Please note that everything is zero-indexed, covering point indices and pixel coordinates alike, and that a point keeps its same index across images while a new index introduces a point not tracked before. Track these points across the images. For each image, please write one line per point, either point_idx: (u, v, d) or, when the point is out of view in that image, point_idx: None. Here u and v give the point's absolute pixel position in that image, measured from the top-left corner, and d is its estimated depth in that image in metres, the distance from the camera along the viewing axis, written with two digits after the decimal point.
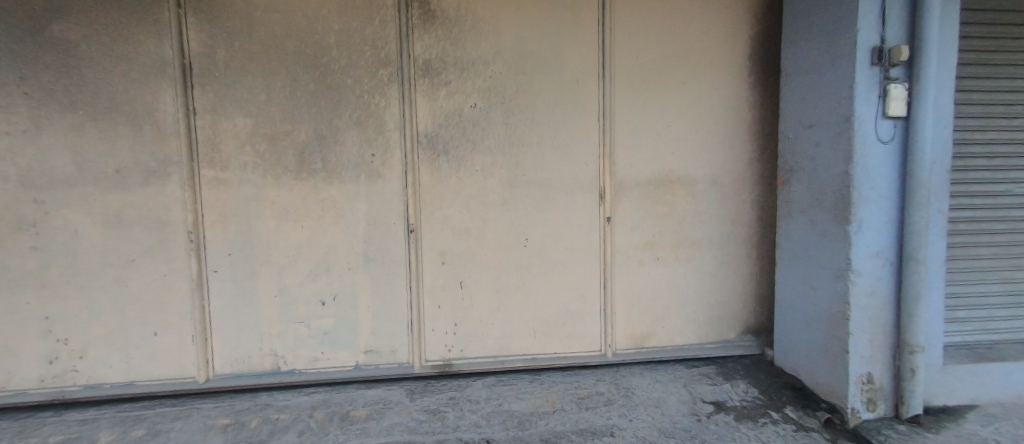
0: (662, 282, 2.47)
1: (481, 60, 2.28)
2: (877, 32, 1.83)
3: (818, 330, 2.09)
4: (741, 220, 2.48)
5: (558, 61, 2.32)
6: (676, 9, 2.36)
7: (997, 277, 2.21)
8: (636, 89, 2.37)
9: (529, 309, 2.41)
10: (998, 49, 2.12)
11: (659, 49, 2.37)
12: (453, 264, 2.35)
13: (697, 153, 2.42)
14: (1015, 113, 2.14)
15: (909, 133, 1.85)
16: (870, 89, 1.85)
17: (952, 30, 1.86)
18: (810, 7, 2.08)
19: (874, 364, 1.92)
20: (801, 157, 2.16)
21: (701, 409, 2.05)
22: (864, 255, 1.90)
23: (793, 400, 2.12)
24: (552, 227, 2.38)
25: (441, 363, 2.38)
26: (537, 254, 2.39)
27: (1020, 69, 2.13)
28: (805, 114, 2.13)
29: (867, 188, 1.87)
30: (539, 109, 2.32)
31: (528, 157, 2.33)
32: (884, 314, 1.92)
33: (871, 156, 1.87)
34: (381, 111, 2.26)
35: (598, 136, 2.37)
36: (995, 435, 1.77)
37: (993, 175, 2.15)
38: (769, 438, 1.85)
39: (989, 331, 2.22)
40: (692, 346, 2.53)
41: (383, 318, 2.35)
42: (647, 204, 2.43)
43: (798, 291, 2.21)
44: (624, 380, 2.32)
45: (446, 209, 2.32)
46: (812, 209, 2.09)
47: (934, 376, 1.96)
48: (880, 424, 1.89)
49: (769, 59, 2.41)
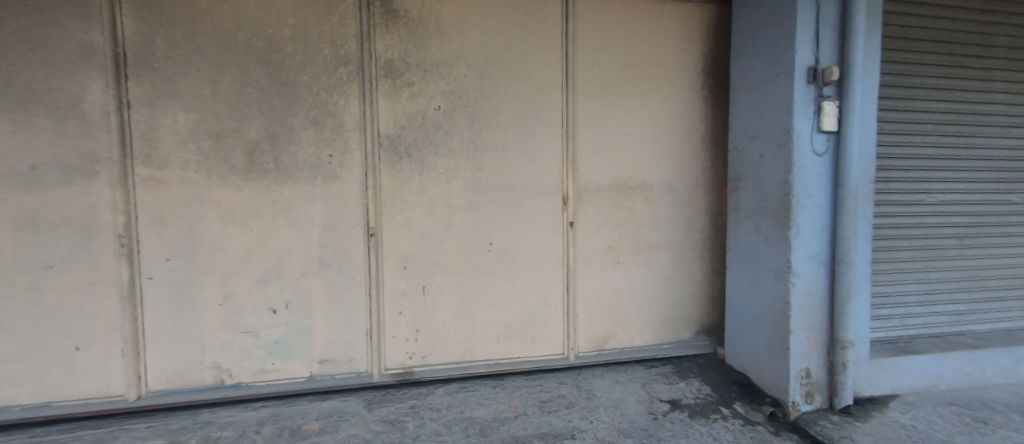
0: (622, 285, 2.55)
1: (445, 63, 2.26)
2: (812, 53, 2.00)
3: (763, 328, 2.23)
4: (695, 226, 2.60)
5: (522, 67, 2.34)
6: (635, 22, 2.46)
7: (913, 277, 2.46)
8: (598, 97, 2.44)
9: (493, 314, 2.40)
10: (913, 73, 2.37)
11: (619, 59, 2.45)
12: (414, 269, 2.30)
13: (654, 161, 2.53)
14: (926, 130, 2.40)
15: (839, 146, 2.03)
16: (806, 105, 2.01)
17: (875, 55, 2.07)
18: (754, 27, 2.24)
19: (811, 359, 2.08)
20: (747, 167, 2.31)
21: (658, 408, 2.12)
22: (802, 258, 2.05)
23: (741, 395, 2.24)
24: (516, 231, 2.39)
25: (401, 371, 2.32)
26: (501, 258, 2.38)
27: (930, 92, 2.40)
28: (750, 127, 2.28)
29: (805, 197, 2.03)
30: (503, 113, 2.33)
31: (493, 161, 2.33)
32: (819, 312, 2.09)
33: (808, 167, 2.03)
34: (339, 111, 2.18)
35: (561, 142, 2.41)
36: (913, 420, 1.96)
37: (908, 186, 2.40)
38: (720, 433, 1.94)
39: (907, 326, 2.46)
40: (650, 347, 2.61)
41: (339, 325, 2.25)
42: (608, 209, 2.50)
43: (745, 292, 2.35)
44: (585, 382, 2.36)
45: (408, 212, 2.27)
46: (757, 216, 2.24)
47: (862, 369, 2.15)
48: (817, 415, 2.05)
49: (719, 75, 2.56)
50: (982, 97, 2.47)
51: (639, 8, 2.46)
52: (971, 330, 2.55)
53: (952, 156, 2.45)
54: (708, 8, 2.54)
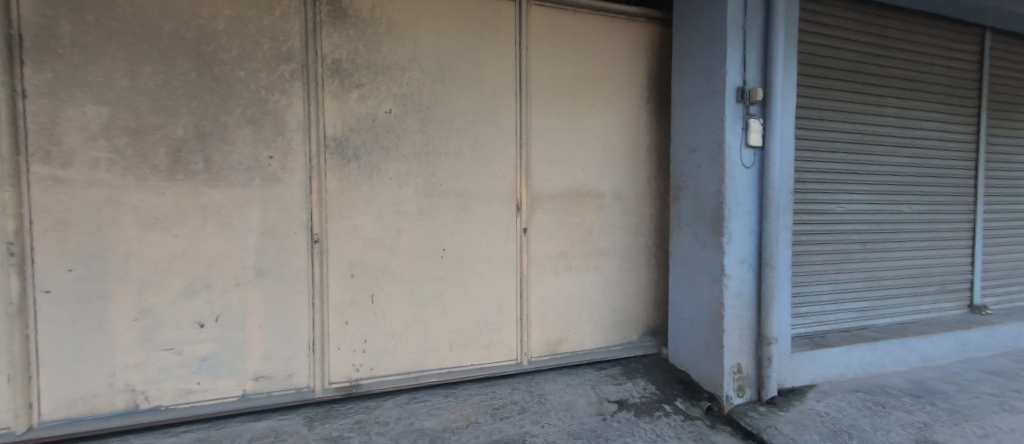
0: (573, 290, 2.61)
1: (397, 65, 2.22)
2: (739, 75, 2.21)
3: (701, 328, 2.38)
4: (641, 232, 2.74)
5: (476, 74, 2.35)
6: (586, 36, 2.56)
7: (826, 278, 2.76)
8: (551, 107, 2.50)
9: (445, 321, 2.36)
10: (824, 97, 2.68)
11: (571, 71, 2.54)
12: (362, 277, 2.21)
13: (604, 170, 2.63)
14: (835, 148, 2.72)
15: (764, 160, 2.24)
16: (735, 122, 2.21)
17: (792, 79, 2.31)
18: (691, 49, 2.42)
19: (742, 355, 2.26)
20: (685, 177, 2.47)
21: (606, 409, 2.19)
22: (734, 261, 2.23)
23: (682, 392, 2.37)
24: (469, 238, 2.37)
25: (347, 385, 2.21)
26: (454, 265, 2.36)
27: (837, 114, 2.72)
28: (688, 141, 2.44)
29: (735, 205, 2.22)
30: (457, 119, 2.32)
31: (446, 166, 2.31)
32: (748, 312, 2.27)
33: (737, 178, 2.22)
34: (281, 110, 2.05)
35: (515, 149, 2.44)
36: (826, 407, 2.18)
37: (821, 197, 2.70)
38: (662, 429, 2.03)
39: (822, 322, 2.75)
40: (600, 349, 2.69)
41: (278, 338, 2.11)
42: (560, 215, 2.56)
43: (685, 294, 2.50)
44: (537, 387, 2.39)
45: (356, 218, 2.18)
46: (694, 223, 2.40)
47: (785, 363, 2.36)
48: (747, 407, 2.22)
49: (661, 91, 2.73)
50: (879, 120, 2.83)
51: (589, 24, 2.56)
52: (873, 324, 2.90)
53: (856, 171, 2.79)
54: (652, 28, 2.70)
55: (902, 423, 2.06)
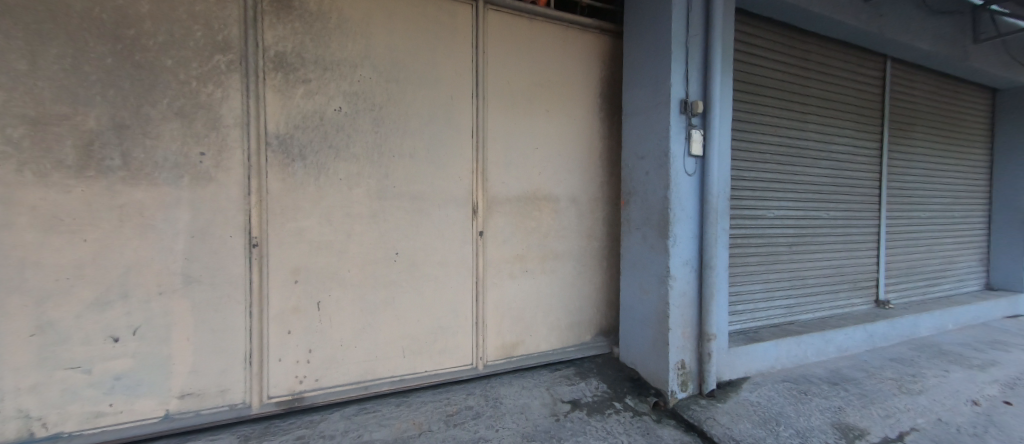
0: (529, 293, 2.63)
1: (347, 62, 2.13)
2: (682, 89, 2.36)
3: (648, 327, 2.49)
4: (594, 235, 2.82)
5: (432, 75, 2.31)
6: (541, 44, 2.61)
7: (758, 278, 3.00)
8: (507, 111, 2.52)
9: (397, 328, 2.29)
10: (756, 111, 2.92)
11: (527, 77, 2.57)
12: (307, 283, 2.09)
13: (558, 174, 2.69)
14: (766, 159, 2.97)
15: (704, 168, 2.40)
16: (679, 132, 2.35)
17: (728, 94, 2.50)
18: (640, 61, 2.55)
19: (685, 352, 2.39)
20: (634, 183, 2.58)
21: (560, 409, 2.23)
22: (678, 263, 2.36)
23: (631, 389, 2.47)
24: (423, 242, 2.32)
25: (289, 398, 2.07)
26: (408, 269, 2.29)
27: (768, 128, 2.98)
28: (637, 148, 2.56)
29: (679, 210, 2.35)
30: (411, 120, 2.27)
31: (400, 168, 2.25)
32: (691, 311, 2.41)
33: (681, 185, 2.36)
34: (215, 103, 1.90)
35: (471, 152, 2.43)
36: (758, 397, 2.37)
37: (754, 203, 2.94)
38: (613, 427, 2.10)
39: (755, 319, 2.99)
40: (555, 351, 2.74)
41: (210, 351, 1.94)
42: (516, 219, 2.58)
43: (634, 295, 2.61)
44: (493, 391, 2.38)
45: (301, 220, 2.06)
46: (643, 226, 2.51)
47: (723, 357, 2.53)
48: (690, 400, 2.35)
49: (613, 100, 2.84)
50: (802, 135, 3.13)
51: (544, 32, 2.61)
52: (798, 319, 3.19)
53: (783, 180, 3.07)
54: (605, 39, 2.80)
55: (821, 408, 2.28)
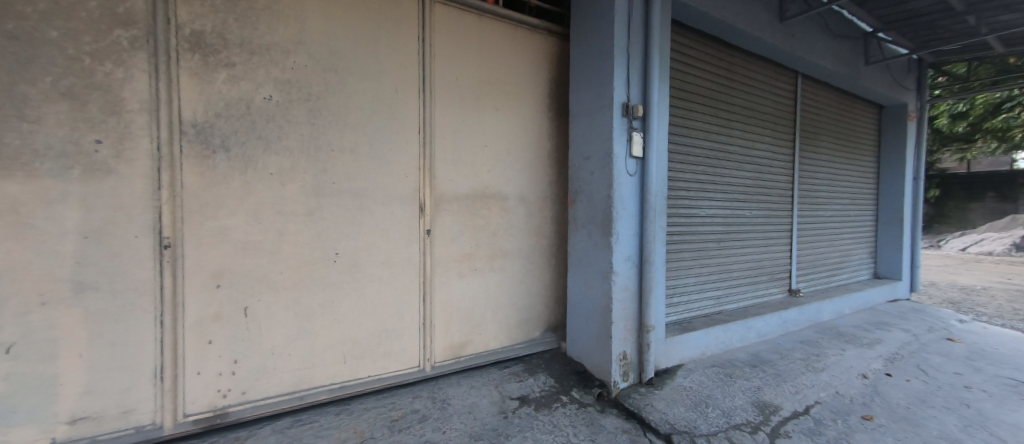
0: (477, 292, 2.61)
1: (279, 47, 1.97)
2: (624, 93, 2.47)
3: (593, 321, 2.57)
4: (543, 232, 2.86)
5: (375, 67, 2.21)
6: (489, 42, 2.59)
7: (691, 272, 3.22)
8: (455, 107, 2.48)
9: (337, 332, 2.16)
10: (690, 116, 3.13)
11: (475, 74, 2.54)
12: (232, 288, 1.90)
13: (507, 172, 2.69)
14: (698, 161, 3.20)
15: (644, 169, 2.53)
16: (621, 134, 2.45)
17: (665, 100, 2.66)
18: (585, 64, 2.62)
19: (627, 343, 2.51)
20: (580, 182, 2.65)
21: (508, 406, 2.24)
22: (620, 259, 2.47)
23: (577, 382, 2.53)
24: (365, 241, 2.21)
25: (210, 415, 1.88)
26: (349, 270, 2.17)
27: (700, 132, 3.20)
28: (582, 148, 2.63)
29: (621, 208, 2.46)
30: (352, 113, 2.15)
31: (340, 163, 2.13)
32: (632, 304, 2.53)
33: (623, 184, 2.46)
34: (115, 85, 1.67)
35: (418, 148, 2.35)
36: (691, 383, 2.54)
37: (687, 202, 3.15)
38: (559, 420, 2.15)
39: (688, 309, 3.21)
40: (504, 349, 2.74)
41: (109, 367, 1.70)
42: (465, 217, 2.54)
43: (580, 290, 2.68)
44: (440, 392, 2.33)
45: (224, 218, 1.88)
46: (588, 224, 2.59)
47: (660, 347, 2.69)
48: (631, 389, 2.47)
49: (560, 100, 2.89)
50: (728, 140, 3.41)
51: (492, 29, 2.60)
52: (725, 309, 3.48)
53: (713, 180, 3.32)
54: (552, 41, 2.85)
55: (744, 389, 2.50)
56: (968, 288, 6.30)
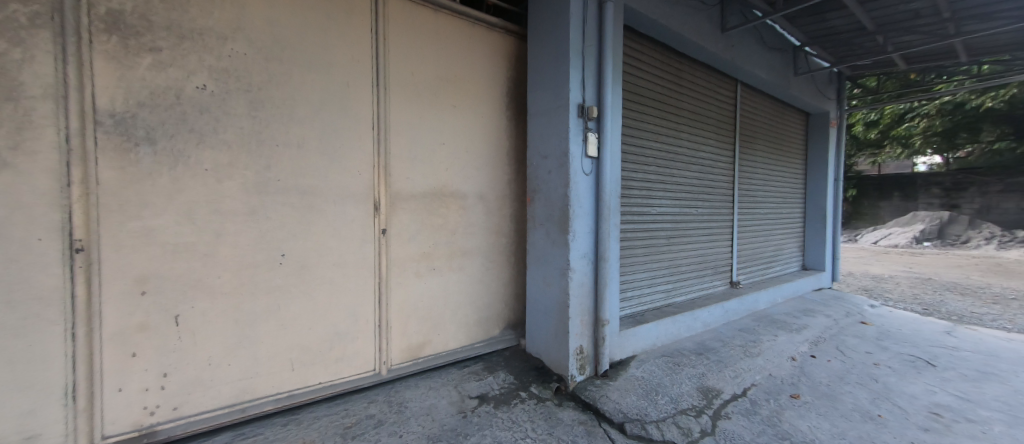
0: (436, 292, 2.57)
1: (214, 32, 1.82)
2: (579, 94, 2.53)
3: (551, 317, 2.62)
4: (502, 231, 2.86)
5: (325, 59, 2.10)
6: (446, 38, 2.55)
7: (643, 267, 3.37)
8: (411, 104, 2.41)
9: (284, 338, 2.04)
10: (641, 118, 3.27)
11: (432, 70, 2.49)
12: (160, 295, 1.74)
13: (465, 171, 2.67)
14: (649, 161, 3.35)
15: (599, 168, 2.61)
16: (576, 134, 2.51)
17: (618, 102, 2.75)
18: (542, 64, 2.65)
19: (583, 337, 2.58)
20: (537, 180, 2.69)
21: (467, 405, 2.22)
22: (577, 256, 2.53)
23: (536, 378, 2.57)
24: (314, 241, 2.10)
25: (135, 435, 1.72)
26: (296, 273, 2.06)
27: (650, 134, 3.35)
28: (540, 147, 2.67)
29: (577, 206, 2.52)
30: (298, 106, 2.03)
31: (285, 159, 2.00)
32: (588, 299, 2.61)
33: (579, 183, 2.52)
34: (12, 66, 1.48)
35: (372, 145, 2.27)
36: (643, 373, 2.65)
37: (639, 200, 3.29)
38: (517, 416, 2.16)
39: (640, 303, 3.36)
40: (463, 348, 2.71)
41: (8, 387, 1.50)
42: (422, 216, 2.49)
43: (538, 287, 2.72)
44: (397, 395, 2.27)
45: (151, 218, 1.71)
46: (546, 222, 2.63)
47: (615, 340, 2.79)
48: (587, 382, 2.54)
49: (518, 99, 2.91)
50: (676, 141, 3.60)
51: (449, 25, 2.56)
52: (674, 301, 3.67)
53: (663, 179, 3.49)
54: (510, 40, 2.85)
55: (690, 376, 2.65)
56: (879, 276, 7.09)
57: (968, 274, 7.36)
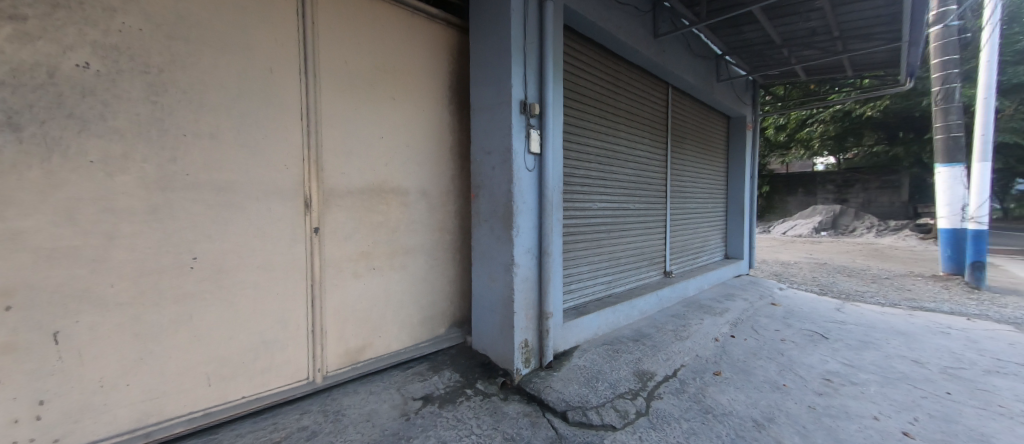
0: (376, 293, 2.46)
1: (102, 4, 1.58)
2: (521, 91, 2.54)
3: (496, 313, 2.62)
4: (446, 227, 2.81)
5: (244, 42, 1.91)
6: (382, 28, 2.43)
7: (585, 260, 3.49)
8: (345, 95, 2.27)
9: (200, 351, 1.83)
10: (582, 116, 3.37)
11: (368, 60, 2.37)
12: (34, 309, 1.48)
13: (407, 166, 2.57)
14: (589, 158, 3.47)
15: (541, 165, 2.65)
16: (519, 130, 2.52)
17: (559, 100, 2.81)
18: (483, 59, 2.63)
19: (528, 331, 2.61)
20: (481, 176, 2.67)
21: (411, 408, 2.16)
22: (521, 251, 2.55)
23: (482, 374, 2.56)
24: (234, 242, 1.90)
25: None
26: (213, 277, 1.85)
27: (590, 131, 3.46)
28: (483, 143, 2.64)
29: (521, 202, 2.53)
30: (210, 92, 1.82)
31: (197, 151, 1.79)
32: (532, 294, 2.65)
33: (522, 179, 2.54)
34: None
35: (301, 138, 2.11)
36: (585, 362, 2.75)
37: (581, 196, 3.40)
38: (462, 414, 2.14)
39: (583, 295, 3.48)
40: (406, 349, 2.62)
41: None
42: (359, 213, 2.36)
43: (483, 283, 2.70)
44: (334, 403, 2.14)
45: (18, 219, 1.44)
46: (490, 218, 2.62)
47: (558, 332, 2.86)
48: (532, 374, 2.58)
49: (460, 92, 2.85)
50: (614, 140, 3.77)
51: (386, 14, 2.44)
52: (613, 292, 3.85)
53: (603, 175, 3.63)
54: (451, 33, 2.79)
55: (628, 361, 2.80)
56: (786, 262, 8.00)
57: (854, 258, 8.56)
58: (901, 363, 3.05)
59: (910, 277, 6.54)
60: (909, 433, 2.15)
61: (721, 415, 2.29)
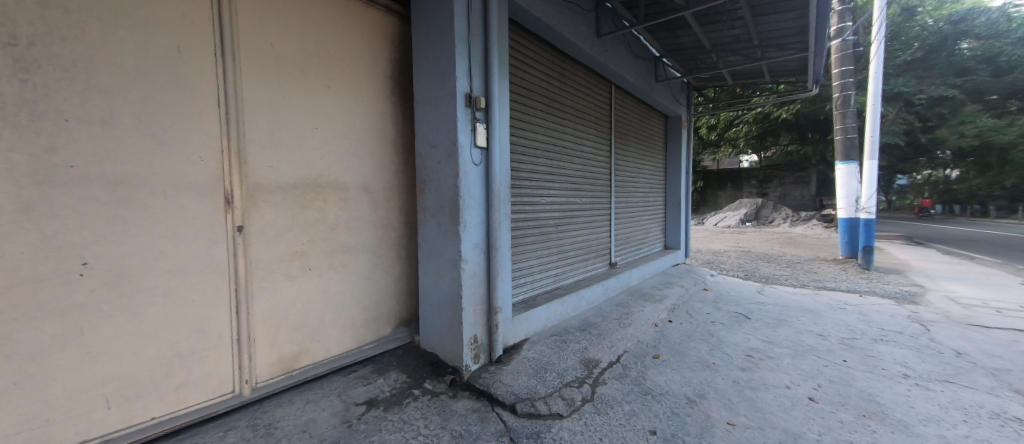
0: (315, 294, 2.30)
1: None
2: (466, 83, 2.48)
3: (444, 310, 2.56)
4: (391, 224, 2.68)
5: (146, 17, 1.67)
6: (312, 9, 2.25)
7: (534, 254, 3.53)
8: (271, 81, 2.08)
9: (97, 369, 1.60)
10: (528, 111, 3.38)
11: (299, 44, 2.19)
12: None
13: (346, 159, 2.43)
14: (537, 153, 3.50)
15: (488, 159, 2.62)
16: (465, 123, 2.46)
17: (505, 94, 2.79)
18: (427, 49, 2.54)
19: (477, 327, 2.58)
20: (426, 170, 2.58)
21: (353, 414, 2.05)
22: (469, 246, 2.51)
23: (430, 373, 2.49)
24: (137, 244, 1.67)
25: None
26: (113, 285, 1.62)
27: (537, 126, 3.49)
28: (428, 136, 2.56)
29: (467, 196, 2.48)
30: (101, 72, 1.58)
31: (85, 140, 1.55)
32: (481, 289, 2.61)
33: (469, 173, 2.49)
34: None
35: (219, 127, 1.90)
36: (534, 353, 2.78)
37: (529, 190, 3.42)
38: (409, 416, 2.07)
39: (532, 288, 3.51)
40: (348, 353, 2.48)
41: None
42: (293, 209, 2.19)
43: (431, 280, 2.63)
44: (266, 416, 1.97)
45: None
46: (437, 213, 2.55)
47: (508, 326, 2.86)
48: (481, 370, 2.55)
49: (403, 83, 2.73)
50: (561, 135, 3.83)
51: None
52: (562, 284, 3.93)
53: (550, 170, 3.68)
54: (392, 21, 2.66)
55: (575, 351, 2.88)
56: (716, 251, 8.70)
57: (773, 246, 9.49)
58: (809, 336, 3.44)
59: (817, 261, 7.39)
60: (814, 398, 2.42)
61: (659, 395, 2.43)
